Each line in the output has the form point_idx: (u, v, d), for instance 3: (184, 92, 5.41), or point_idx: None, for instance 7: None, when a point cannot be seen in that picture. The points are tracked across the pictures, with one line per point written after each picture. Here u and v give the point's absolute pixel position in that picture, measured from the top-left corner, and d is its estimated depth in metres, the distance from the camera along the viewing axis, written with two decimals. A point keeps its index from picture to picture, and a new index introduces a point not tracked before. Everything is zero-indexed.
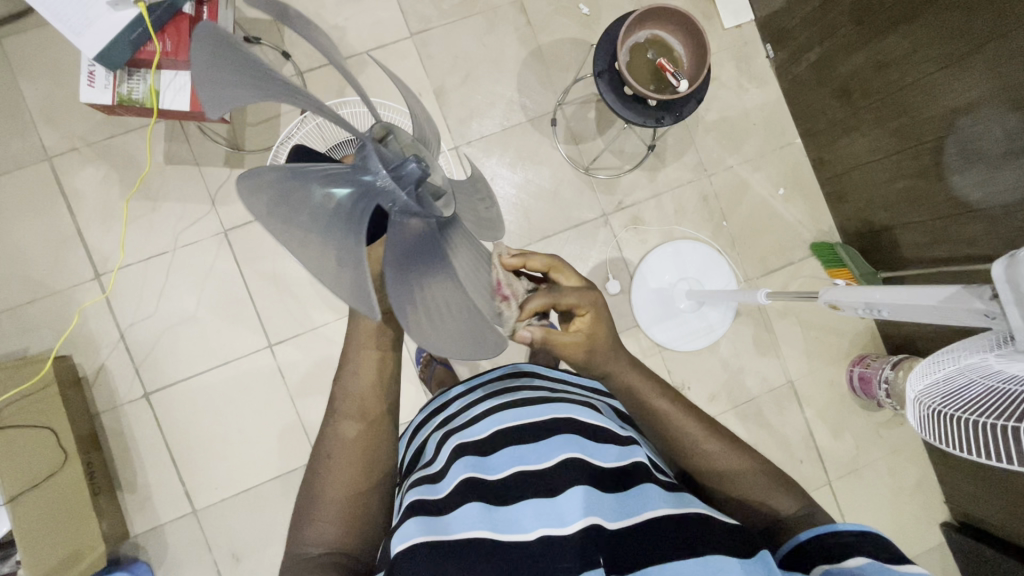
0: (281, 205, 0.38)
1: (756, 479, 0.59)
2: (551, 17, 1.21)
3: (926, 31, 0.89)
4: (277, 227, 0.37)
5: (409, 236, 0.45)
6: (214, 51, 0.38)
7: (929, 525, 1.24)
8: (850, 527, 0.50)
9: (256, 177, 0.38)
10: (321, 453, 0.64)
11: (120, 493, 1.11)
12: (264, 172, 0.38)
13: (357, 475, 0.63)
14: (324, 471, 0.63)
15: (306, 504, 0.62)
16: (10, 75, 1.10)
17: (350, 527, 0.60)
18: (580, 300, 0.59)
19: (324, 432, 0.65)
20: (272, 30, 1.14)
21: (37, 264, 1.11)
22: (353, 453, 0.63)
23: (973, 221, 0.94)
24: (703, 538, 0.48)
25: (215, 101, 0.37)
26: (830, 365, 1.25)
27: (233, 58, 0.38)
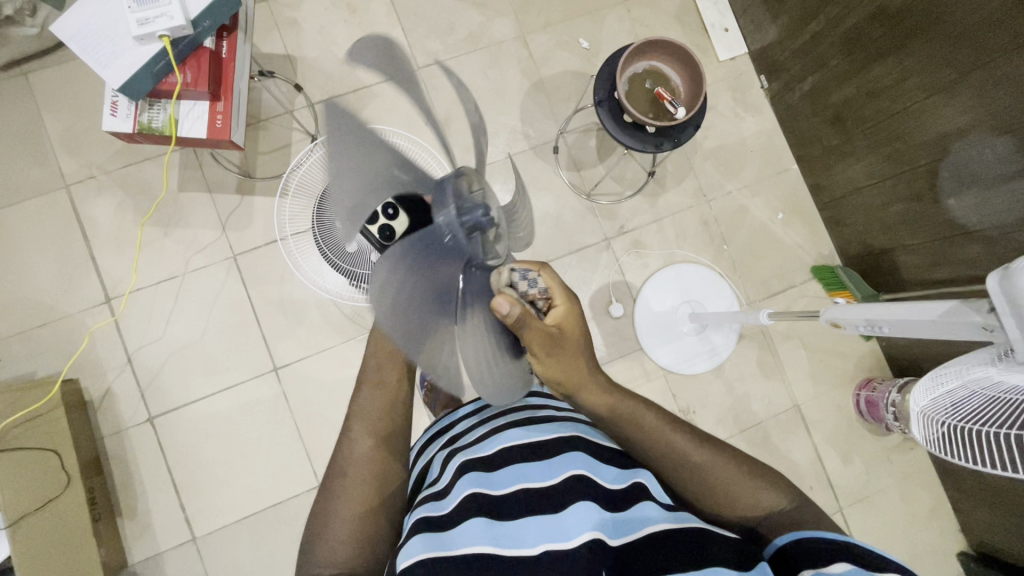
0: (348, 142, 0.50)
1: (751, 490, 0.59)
2: (552, 51, 1.26)
3: (913, 60, 0.93)
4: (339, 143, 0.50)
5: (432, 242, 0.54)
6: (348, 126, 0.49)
7: (945, 555, 1.21)
8: (825, 534, 0.50)
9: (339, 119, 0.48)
10: (333, 474, 0.65)
11: (120, 520, 1.10)
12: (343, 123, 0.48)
13: (368, 494, 0.63)
14: (336, 491, 0.63)
15: (316, 524, 0.62)
16: (33, 108, 1.14)
17: (361, 545, 0.59)
18: (559, 303, 0.63)
19: (339, 453, 0.67)
20: (285, 65, 1.19)
21: (50, 288, 1.13)
22: (365, 469, 0.64)
23: (971, 243, 0.95)
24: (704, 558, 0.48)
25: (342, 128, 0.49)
26: (837, 389, 1.25)
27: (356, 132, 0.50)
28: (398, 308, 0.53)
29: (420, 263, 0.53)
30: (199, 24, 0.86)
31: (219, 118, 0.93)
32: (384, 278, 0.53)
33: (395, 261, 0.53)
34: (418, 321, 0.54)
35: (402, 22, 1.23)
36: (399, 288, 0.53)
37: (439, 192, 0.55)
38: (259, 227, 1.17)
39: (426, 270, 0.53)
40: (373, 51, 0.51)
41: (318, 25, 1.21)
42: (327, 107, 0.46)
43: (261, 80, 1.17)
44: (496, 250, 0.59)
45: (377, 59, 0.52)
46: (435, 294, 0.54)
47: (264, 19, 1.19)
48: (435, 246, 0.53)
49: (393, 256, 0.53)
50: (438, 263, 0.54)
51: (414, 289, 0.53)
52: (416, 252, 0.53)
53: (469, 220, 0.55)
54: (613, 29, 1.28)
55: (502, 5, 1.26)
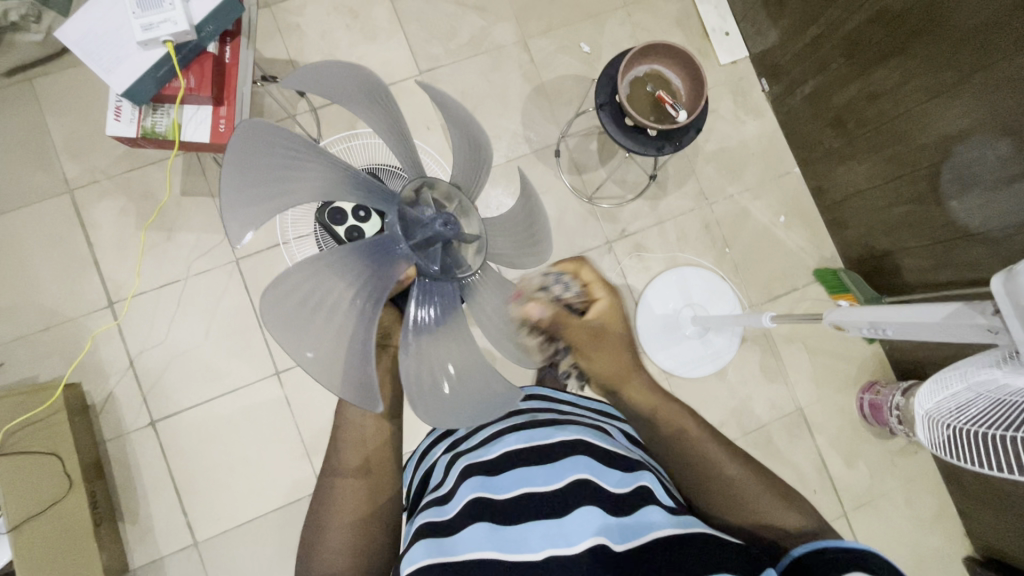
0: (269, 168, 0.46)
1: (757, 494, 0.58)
2: (553, 56, 1.27)
3: (914, 63, 0.93)
4: (259, 167, 0.45)
5: (377, 263, 0.49)
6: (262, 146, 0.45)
7: (950, 559, 1.20)
8: (839, 544, 0.50)
9: (248, 141, 0.44)
10: (325, 484, 0.63)
11: (122, 524, 1.10)
12: (250, 142, 0.44)
13: (361, 505, 0.62)
14: (328, 504, 0.62)
15: (311, 535, 0.61)
16: (38, 113, 1.15)
17: (357, 555, 0.59)
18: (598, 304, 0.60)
19: (329, 463, 0.64)
20: (288, 70, 1.20)
21: (53, 293, 1.14)
22: (356, 482, 0.63)
23: (974, 245, 0.95)
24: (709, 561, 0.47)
25: (249, 151, 0.45)
26: (840, 393, 1.24)
27: (269, 156, 0.46)
28: (321, 324, 0.45)
29: (354, 266, 0.48)
30: (203, 29, 0.86)
31: (222, 123, 0.93)
32: (300, 290, 0.45)
33: (318, 265, 0.46)
34: (344, 338, 0.47)
35: (404, 26, 1.24)
36: (319, 297, 0.46)
37: (391, 207, 0.52)
38: (261, 231, 1.17)
39: (362, 278, 0.49)
40: (327, 74, 0.49)
41: (320, 30, 1.22)
42: (240, 128, 0.43)
43: (263, 84, 1.18)
44: (469, 261, 0.54)
45: (331, 77, 0.49)
46: (365, 304, 0.49)
47: (267, 24, 1.20)
48: (374, 250, 0.50)
49: (315, 259, 0.46)
50: (376, 267, 0.49)
51: (340, 299, 0.47)
52: (352, 255, 0.48)
53: (427, 232, 0.50)
54: (614, 33, 1.28)
55: (504, 10, 1.26)
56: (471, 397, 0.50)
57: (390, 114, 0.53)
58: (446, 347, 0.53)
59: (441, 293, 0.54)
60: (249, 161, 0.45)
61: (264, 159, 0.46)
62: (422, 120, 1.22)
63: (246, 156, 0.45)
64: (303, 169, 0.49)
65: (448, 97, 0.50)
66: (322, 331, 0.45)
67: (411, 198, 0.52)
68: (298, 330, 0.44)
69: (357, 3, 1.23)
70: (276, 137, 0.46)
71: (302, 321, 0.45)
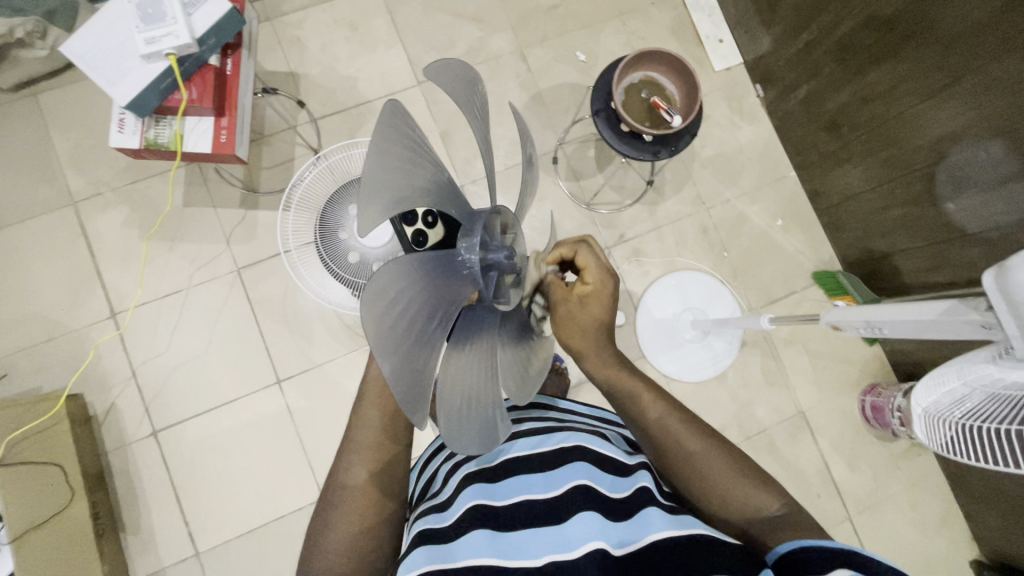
0: (398, 154, 0.41)
1: (745, 490, 0.57)
2: (550, 64, 1.28)
3: (906, 66, 0.94)
4: (391, 145, 0.40)
5: (449, 279, 0.44)
6: (397, 128, 0.40)
7: (956, 562, 1.20)
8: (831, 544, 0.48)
9: (391, 118, 0.40)
10: (334, 482, 0.62)
11: (123, 535, 1.10)
12: (393, 118, 0.40)
13: (367, 509, 0.60)
14: (336, 501, 0.61)
15: (317, 529, 0.60)
16: (43, 127, 1.17)
17: (358, 559, 0.58)
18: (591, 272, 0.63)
19: (340, 462, 0.63)
20: (289, 82, 1.22)
21: (57, 304, 1.15)
22: (367, 487, 0.61)
23: (970, 245, 0.96)
24: (707, 561, 0.47)
25: (389, 126, 0.40)
26: (841, 395, 1.24)
27: (399, 140, 0.41)
28: (397, 331, 0.39)
29: (435, 276, 0.42)
30: (205, 42, 0.88)
31: (224, 133, 0.94)
32: (389, 287, 0.38)
33: (410, 266, 0.40)
34: (413, 351, 0.40)
35: (403, 38, 1.26)
36: (400, 297, 0.39)
37: (469, 224, 0.47)
38: (262, 240, 1.18)
39: (440, 289, 0.43)
40: (456, 80, 0.46)
41: (321, 43, 1.24)
42: (387, 111, 0.39)
43: (264, 96, 1.20)
44: (511, 296, 0.50)
45: (453, 85, 0.45)
46: (437, 320, 0.42)
47: (268, 38, 1.22)
48: (449, 265, 0.44)
49: (409, 258, 0.40)
50: (449, 282, 0.44)
51: (417, 308, 0.40)
52: (432, 263, 0.42)
53: (492, 260, 0.46)
54: (610, 41, 1.30)
55: (500, 20, 1.28)
56: (479, 420, 0.47)
57: (488, 130, 0.48)
58: (473, 372, 0.47)
59: (484, 322, 0.48)
60: (388, 139, 0.40)
61: (396, 140, 0.41)
62: (421, 129, 1.23)
63: (381, 142, 0.39)
64: (421, 169, 0.43)
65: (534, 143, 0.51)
66: (398, 337, 0.39)
67: (486, 223, 0.47)
68: (379, 331, 0.37)
69: (356, 16, 1.25)
70: (407, 129, 0.42)
71: (386, 325, 0.38)
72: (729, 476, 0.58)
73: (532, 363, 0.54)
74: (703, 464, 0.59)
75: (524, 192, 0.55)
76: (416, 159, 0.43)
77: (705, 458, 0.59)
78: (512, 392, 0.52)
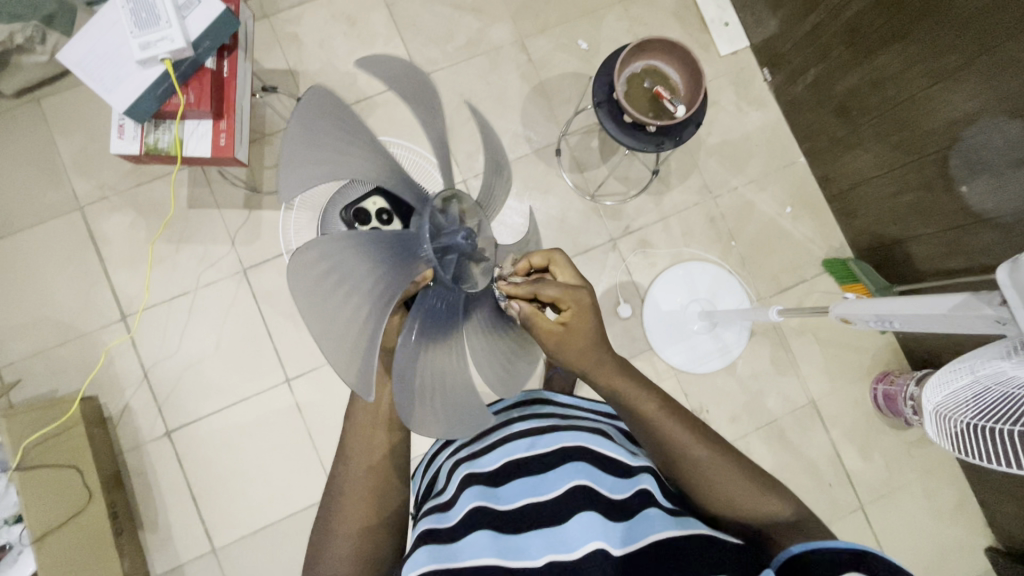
0: (329, 139, 0.42)
1: (749, 489, 0.57)
2: (551, 54, 1.26)
3: (917, 47, 0.91)
4: (315, 135, 0.41)
5: (404, 258, 0.45)
6: (320, 113, 0.41)
7: (971, 550, 1.18)
8: (837, 544, 0.49)
9: (314, 104, 0.40)
10: (333, 488, 0.61)
11: (142, 532, 1.13)
12: (317, 97, 0.41)
13: (368, 512, 0.60)
14: (335, 509, 0.60)
15: (318, 538, 0.60)
16: (47, 133, 1.18)
17: (362, 563, 0.58)
18: (562, 297, 0.55)
19: (337, 470, 0.62)
20: (288, 80, 1.21)
21: (68, 307, 1.16)
22: (365, 492, 0.60)
23: (986, 231, 0.93)
24: (707, 560, 0.48)
25: (306, 116, 0.40)
26: (853, 384, 1.22)
27: (327, 125, 0.42)
28: (336, 303, 0.40)
29: (384, 255, 0.44)
30: (200, 45, 0.88)
31: (223, 137, 0.94)
32: (326, 261, 0.40)
33: (354, 241, 0.42)
34: (357, 327, 0.41)
35: (401, 31, 1.24)
36: (339, 276, 0.40)
37: (421, 206, 0.48)
38: (267, 241, 1.19)
39: (390, 267, 0.44)
40: (395, 70, 0.46)
41: (319, 39, 1.23)
42: (309, 91, 0.40)
43: (264, 95, 1.19)
44: (477, 281, 0.51)
45: (391, 69, 0.46)
46: (382, 299, 0.43)
47: (266, 36, 1.21)
48: (398, 244, 0.45)
49: (353, 235, 0.42)
50: (398, 263, 0.45)
51: (357, 285, 0.41)
52: (375, 245, 0.43)
53: (448, 243, 0.48)
54: (612, 28, 1.27)
55: (500, 10, 1.26)
56: (448, 405, 0.49)
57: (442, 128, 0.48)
58: (440, 354, 0.50)
59: (444, 307, 0.50)
60: (311, 127, 0.41)
61: (325, 128, 0.42)
62: (422, 124, 1.22)
63: (309, 122, 0.41)
64: (354, 148, 0.44)
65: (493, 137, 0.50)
66: (336, 308, 0.40)
67: (441, 205, 0.48)
68: (313, 301, 0.39)
69: (354, 10, 1.23)
70: (335, 109, 0.42)
71: (322, 295, 0.39)
72: (733, 478, 0.57)
73: (505, 350, 0.56)
74: (709, 469, 0.58)
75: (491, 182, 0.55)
76: (353, 143, 0.44)
77: (709, 462, 0.58)
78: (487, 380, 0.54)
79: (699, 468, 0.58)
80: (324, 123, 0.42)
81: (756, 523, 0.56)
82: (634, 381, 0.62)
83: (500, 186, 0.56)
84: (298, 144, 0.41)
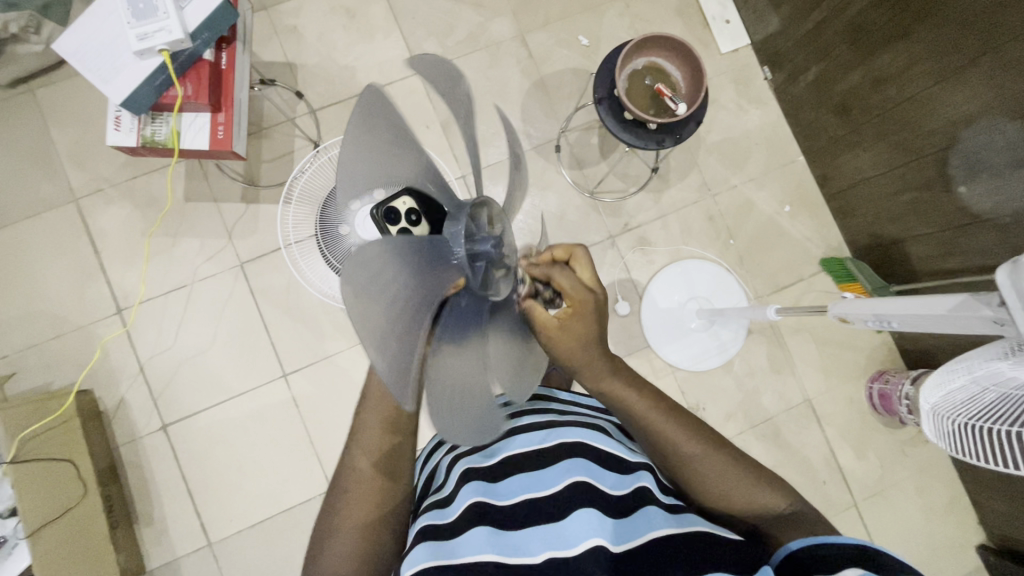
0: (380, 141, 0.43)
1: (744, 487, 0.57)
2: (552, 49, 1.25)
3: (920, 47, 0.91)
4: (370, 135, 0.42)
5: (438, 263, 0.43)
6: (375, 115, 0.42)
7: (963, 547, 1.19)
8: (842, 541, 0.49)
9: (369, 106, 0.41)
10: (337, 486, 0.62)
11: (137, 526, 1.12)
12: (372, 98, 0.41)
13: (371, 511, 0.60)
14: (337, 506, 0.60)
15: (321, 535, 0.60)
16: (42, 123, 1.16)
17: (364, 562, 0.58)
18: (571, 292, 0.56)
19: (341, 468, 0.62)
20: (286, 73, 1.20)
21: (63, 300, 1.15)
22: (368, 492, 0.60)
23: (984, 231, 0.93)
24: (703, 558, 0.48)
25: (361, 118, 0.41)
26: (848, 383, 1.23)
27: (381, 127, 0.43)
28: (381, 312, 0.36)
29: (421, 262, 0.41)
30: (199, 36, 0.87)
31: (221, 129, 0.93)
32: (372, 266, 0.37)
33: (394, 247, 0.38)
34: (402, 336, 0.38)
35: (401, 25, 1.23)
36: (383, 282, 0.37)
37: (455, 211, 0.48)
38: (265, 234, 1.18)
39: (427, 274, 0.41)
40: (437, 68, 0.44)
41: (318, 32, 1.21)
42: (365, 94, 0.40)
43: (262, 88, 1.18)
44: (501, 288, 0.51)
45: (437, 66, 0.44)
46: (423, 307, 0.40)
47: (264, 28, 1.20)
48: (434, 251, 0.43)
49: (394, 240, 0.38)
50: (434, 269, 0.42)
51: (404, 294, 0.38)
52: (414, 252, 0.40)
53: (477, 249, 0.47)
54: (613, 24, 1.27)
55: (500, 5, 1.25)
56: (473, 415, 0.46)
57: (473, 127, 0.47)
58: (470, 363, 0.46)
59: (473, 313, 0.47)
60: (367, 127, 0.42)
61: (379, 131, 0.43)
62: (421, 119, 1.21)
63: (363, 123, 0.42)
64: (407, 153, 0.45)
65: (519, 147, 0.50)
66: (386, 318, 0.37)
67: (472, 212, 0.48)
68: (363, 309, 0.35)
69: (353, 2, 1.22)
70: (390, 111, 0.43)
71: (367, 303, 0.36)
72: (728, 478, 0.57)
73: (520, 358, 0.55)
74: (705, 466, 0.58)
75: (513, 190, 0.55)
76: (405, 148, 0.45)
77: (703, 458, 0.58)
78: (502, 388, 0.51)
79: (691, 467, 0.58)
80: (380, 125, 0.42)
81: (754, 520, 0.56)
82: (627, 381, 0.62)
83: (518, 189, 0.56)
84: (353, 145, 0.42)
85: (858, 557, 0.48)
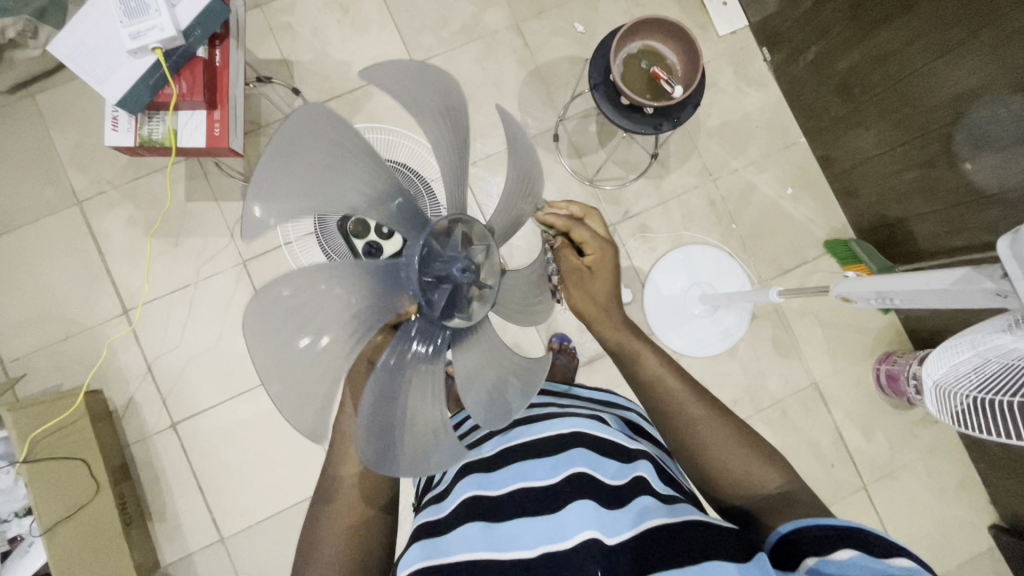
0: (321, 159, 0.40)
1: (746, 461, 0.57)
2: (548, 38, 1.24)
3: (921, 20, 0.89)
4: (309, 153, 0.39)
5: (387, 289, 0.44)
6: (315, 132, 0.39)
7: (975, 527, 1.19)
8: (828, 522, 0.49)
9: (306, 122, 0.38)
10: (323, 488, 0.61)
11: (151, 523, 1.14)
12: (311, 113, 0.38)
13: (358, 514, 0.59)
14: (324, 510, 0.60)
15: (308, 539, 0.59)
16: (43, 128, 1.17)
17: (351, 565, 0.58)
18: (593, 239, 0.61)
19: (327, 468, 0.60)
20: (283, 70, 1.20)
21: (71, 302, 1.17)
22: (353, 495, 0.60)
23: (990, 207, 0.92)
24: (700, 546, 0.48)
25: (295, 137, 0.38)
26: (856, 365, 1.22)
27: (323, 143, 0.40)
28: (284, 347, 0.38)
29: (356, 292, 0.42)
30: (191, 34, 0.87)
31: (217, 126, 0.94)
32: (286, 302, 0.38)
33: (315, 281, 0.39)
34: (313, 374, 0.40)
35: (395, 17, 1.23)
36: (299, 318, 0.39)
37: (417, 234, 0.46)
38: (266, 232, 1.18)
39: (361, 304, 0.42)
40: (401, 73, 0.43)
41: (313, 27, 1.21)
42: (302, 110, 0.37)
43: (258, 86, 1.18)
44: (473, 309, 0.49)
45: (398, 70, 0.43)
46: (349, 341, 0.42)
47: (259, 25, 1.20)
48: (382, 278, 0.44)
49: (317, 274, 0.40)
50: (377, 297, 0.43)
51: (319, 329, 0.40)
52: (346, 283, 0.41)
53: (441, 273, 0.46)
54: (608, 10, 1.26)
55: None
56: (420, 445, 0.46)
57: (453, 135, 0.47)
58: (420, 394, 0.47)
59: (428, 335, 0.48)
60: (305, 147, 0.39)
61: (319, 148, 0.40)
62: None
63: (299, 139, 0.38)
64: (352, 168, 0.42)
65: (520, 138, 0.48)
66: (287, 352, 0.38)
67: (440, 231, 0.47)
68: (261, 348, 0.37)
69: None
70: (331, 123, 0.39)
71: (267, 340, 0.37)
72: (732, 449, 0.58)
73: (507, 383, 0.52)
74: (706, 437, 0.59)
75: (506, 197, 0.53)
76: (352, 163, 0.42)
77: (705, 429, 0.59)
78: (472, 411, 0.50)
79: (696, 445, 0.59)
80: (317, 143, 0.39)
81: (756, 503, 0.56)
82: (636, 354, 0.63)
83: (520, 198, 0.54)
84: (287, 166, 0.38)
85: (844, 537, 0.47)
